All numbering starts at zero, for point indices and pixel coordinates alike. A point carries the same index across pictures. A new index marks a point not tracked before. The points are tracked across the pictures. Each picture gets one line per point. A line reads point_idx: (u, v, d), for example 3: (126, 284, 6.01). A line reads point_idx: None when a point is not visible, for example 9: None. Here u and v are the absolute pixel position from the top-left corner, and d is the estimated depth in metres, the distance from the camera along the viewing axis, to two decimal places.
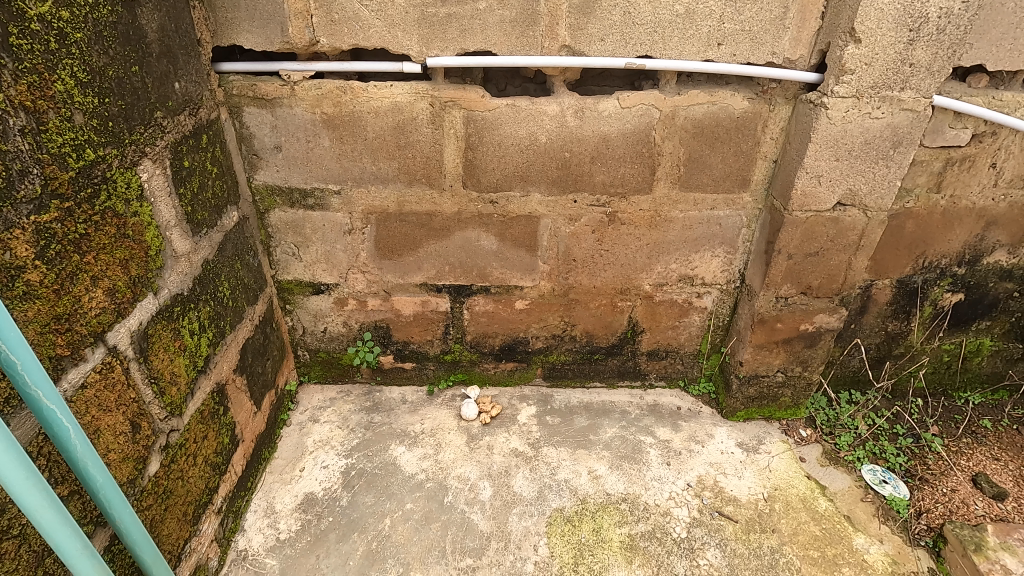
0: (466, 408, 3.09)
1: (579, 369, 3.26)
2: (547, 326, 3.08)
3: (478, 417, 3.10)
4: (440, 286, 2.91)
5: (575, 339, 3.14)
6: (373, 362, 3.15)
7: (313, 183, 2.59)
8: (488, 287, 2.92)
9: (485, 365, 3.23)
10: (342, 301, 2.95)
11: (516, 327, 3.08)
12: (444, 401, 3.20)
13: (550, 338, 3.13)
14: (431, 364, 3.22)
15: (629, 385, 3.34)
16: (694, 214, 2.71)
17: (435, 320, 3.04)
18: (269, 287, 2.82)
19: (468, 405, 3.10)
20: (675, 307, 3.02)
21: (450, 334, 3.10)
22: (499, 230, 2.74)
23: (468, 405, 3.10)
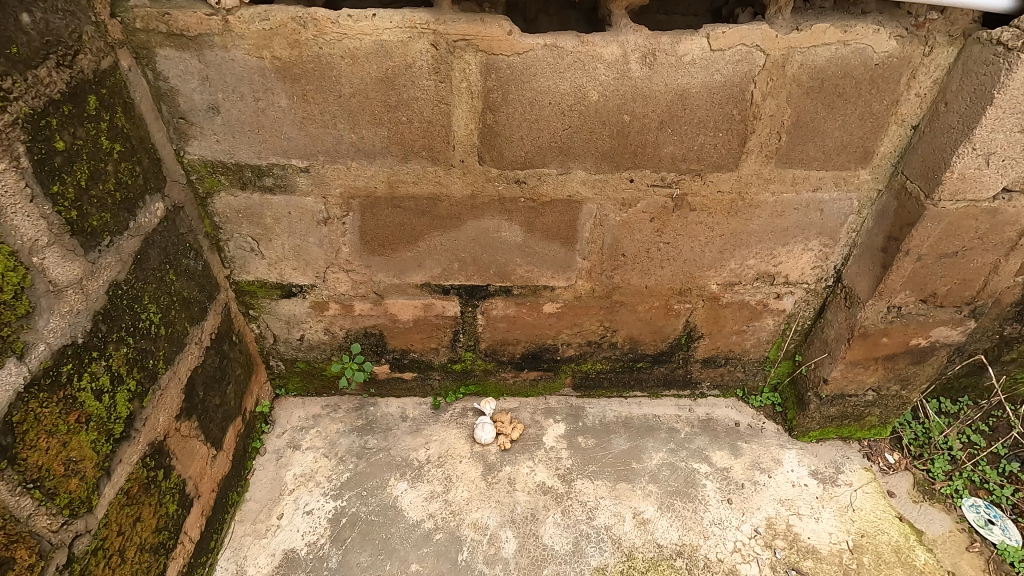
0: (481, 430, 2.52)
1: (618, 378, 2.66)
2: (581, 333, 2.45)
3: (495, 441, 2.54)
4: (448, 287, 2.25)
5: (615, 346, 2.51)
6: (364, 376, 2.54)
7: (269, 158, 1.85)
8: (509, 288, 2.26)
9: (502, 374, 2.62)
10: (321, 305, 2.29)
11: (543, 334, 2.45)
12: (453, 418, 2.63)
13: (583, 345, 2.50)
14: (436, 374, 2.61)
15: (676, 394, 2.76)
16: (790, 197, 2.01)
17: (441, 326, 2.40)
18: (223, 292, 2.15)
19: (483, 426, 2.53)
20: (746, 310, 2.38)
21: (460, 342, 2.47)
22: (527, 218, 2.04)
23: (483, 427, 2.53)
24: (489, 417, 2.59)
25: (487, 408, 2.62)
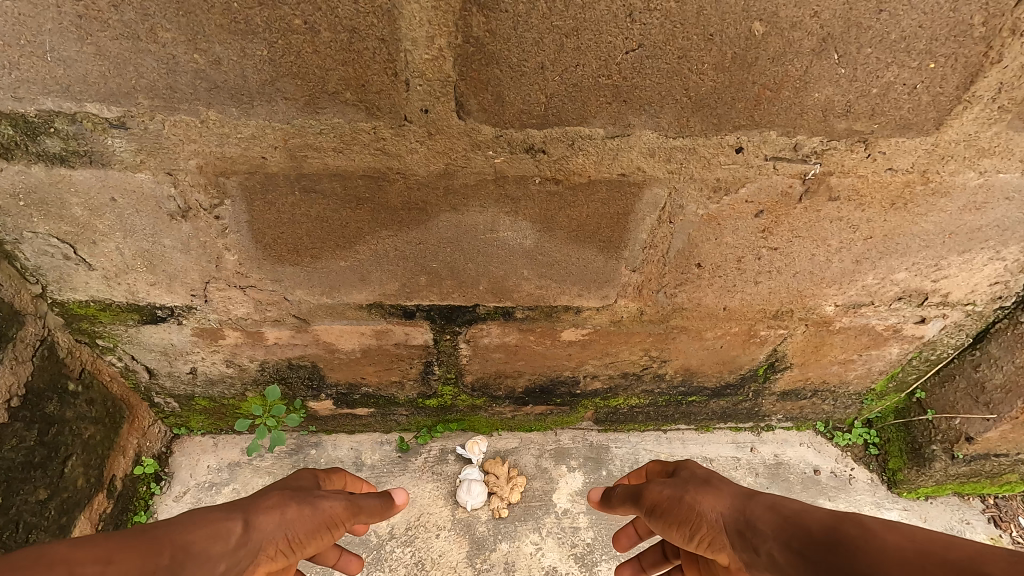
0: (465, 492, 1.78)
1: (658, 412, 1.90)
2: (614, 366, 1.66)
3: (487, 505, 1.81)
4: (412, 308, 1.41)
5: (661, 378, 1.72)
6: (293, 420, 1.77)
7: (38, 101, 0.94)
8: (510, 309, 1.43)
9: (497, 409, 1.85)
10: (211, 332, 1.45)
11: (558, 365, 1.64)
12: (428, 467, 1.88)
13: (616, 377, 1.71)
14: (401, 408, 1.83)
15: (734, 427, 2.00)
16: (1008, 181, 1.14)
17: (404, 357, 1.58)
18: (35, 322, 1.30)
19: (469, 486, 1.79)
20: (865, 336, 1.57)
21: (435, 374, 1.66)
22: (543, 210, 1.17)
23: (469, 487, 1.79)
24: (475, 471, 1.84)
25: (473, 458, 1.87)
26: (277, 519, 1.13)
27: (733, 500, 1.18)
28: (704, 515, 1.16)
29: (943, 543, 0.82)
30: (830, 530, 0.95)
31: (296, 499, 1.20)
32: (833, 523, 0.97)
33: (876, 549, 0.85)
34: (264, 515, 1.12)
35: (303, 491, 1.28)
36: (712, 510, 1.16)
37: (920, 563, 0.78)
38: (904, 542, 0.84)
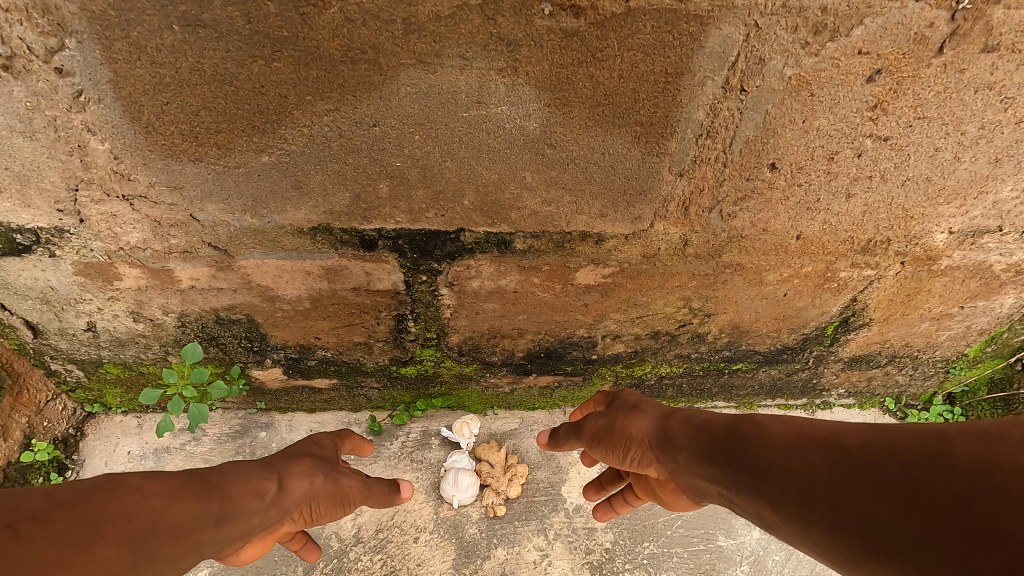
0: (453, 484, 1.40)
1: (692, 385, 1.52)
2: (642, 322, 1.28)
3: (479, 500, 1.44)
4: (372, 234, 1.03)
5: (701, 339, 1.35)
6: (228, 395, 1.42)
7: None
8: (506, 236, 1.04)
9: (491, 381, 1.47)
10: (100, 270, 1.07)
11: (570, 320, 1.26)
12: (405, 454, 1.50)
13: (643, 338, 1.33)
14: (371, 380, 1.45)
15: (784, 405, 1.63)
16: None
17: (368, 308, 1.20)
18: None
19: (457, 476, 1.41)
20: (975, 281, 1.19)
21: (409, 333, 1.28)
22: (554, 68, 0.79)
23: (457, 477, 1.41)
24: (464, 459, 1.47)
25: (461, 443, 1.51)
26: (308, 486, 1.03)
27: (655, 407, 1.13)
28: (634, 437, 1.06)
29: (822, 425, 0.83)
30: (733, 429, 0.92)
31: (325, 466, 1.09)
32: (737, 422, 0.94)
33: (783, 443, 0.81)
34: (299, 473, 1.04)
35: (323, 456, 1.16)
36: (639, 431, 1.06)
37: (803, 450, 0.78)
38: (810, 429, 0.81)
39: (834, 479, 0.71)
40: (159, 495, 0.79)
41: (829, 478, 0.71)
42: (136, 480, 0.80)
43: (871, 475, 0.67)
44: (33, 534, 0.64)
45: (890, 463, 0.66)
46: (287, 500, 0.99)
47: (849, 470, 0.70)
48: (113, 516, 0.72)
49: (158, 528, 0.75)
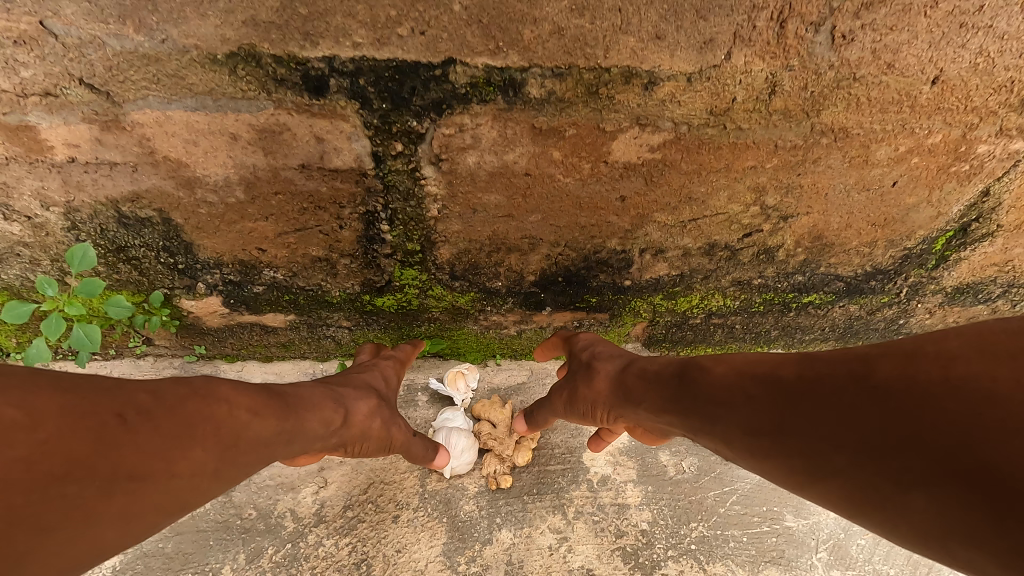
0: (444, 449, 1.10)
1: (746, 326, 1.21)
2: (695, 229, 0.96)
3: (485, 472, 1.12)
4: (320, 66, 0.70)
5: (769, 257, 1.03)
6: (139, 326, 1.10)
7: None
8: (518, 74, 0.71)
9: (494, 318, 1.15)
10: None
11: (600, 225, 0.94)
12: None
13: (694, 254, 1.02)
14: (339, 317, 1.14)
15: None
16: None
17: (325, 200, 0.87)
18: None
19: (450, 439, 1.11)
20: None
21: (385, 243, 0.96)
22: None
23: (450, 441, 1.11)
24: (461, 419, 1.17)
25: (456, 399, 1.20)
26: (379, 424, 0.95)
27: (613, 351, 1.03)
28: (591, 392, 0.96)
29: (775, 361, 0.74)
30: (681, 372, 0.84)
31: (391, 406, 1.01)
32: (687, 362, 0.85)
33: (733, 381, 0.73)
34: (367, 404, 0.94)
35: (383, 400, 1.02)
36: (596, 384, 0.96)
37: (746, 390, 0.70)
38: (758, 361, 0.74)
39: (782, 415, 0.63)
40: (244, 410, 0.71)
41: (777, 417, 0.64)
42: (225, 389, 0.71)
43: (819, 400, 0.59)
44: (137, 433, 0.57)
45: (832, 382, 0.59)
46: (355, 431, 0.90)
47: (794, 400, 0.62)
48: (204, 422, 0.64)
49: (241, 445, 0.68)
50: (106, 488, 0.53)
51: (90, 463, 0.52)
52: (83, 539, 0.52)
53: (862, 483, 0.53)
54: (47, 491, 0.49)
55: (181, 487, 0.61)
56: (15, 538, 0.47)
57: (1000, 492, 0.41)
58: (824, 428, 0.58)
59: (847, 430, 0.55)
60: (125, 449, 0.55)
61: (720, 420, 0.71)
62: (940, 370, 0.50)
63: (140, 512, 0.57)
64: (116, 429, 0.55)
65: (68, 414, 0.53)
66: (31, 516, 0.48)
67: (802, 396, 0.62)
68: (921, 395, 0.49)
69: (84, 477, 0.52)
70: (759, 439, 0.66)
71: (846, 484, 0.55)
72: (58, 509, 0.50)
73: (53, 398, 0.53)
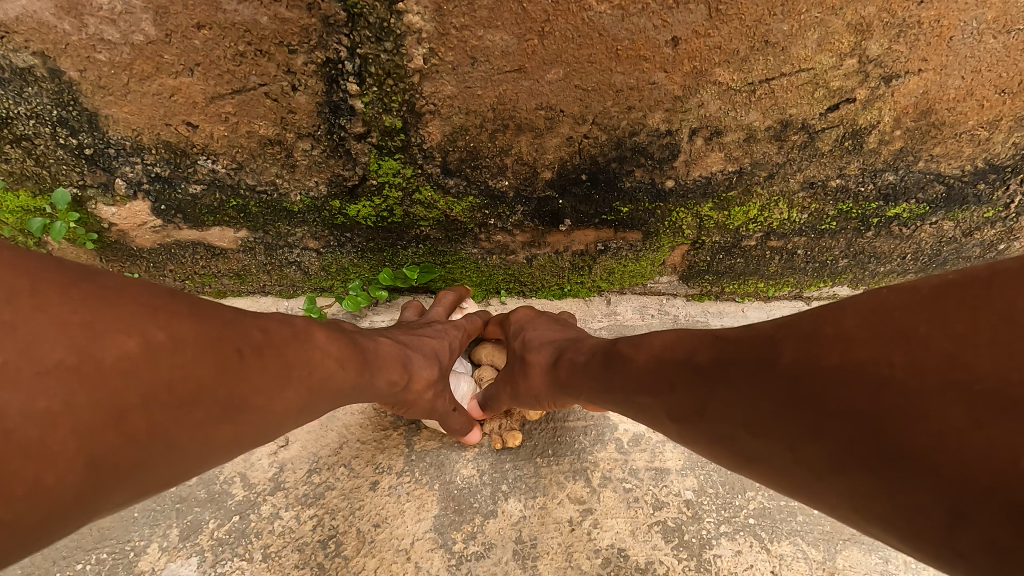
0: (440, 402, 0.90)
1: (812, 253, 0.97)
2: (766, 97, 0.73)
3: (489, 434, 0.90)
4: None
5: (856, 144, 0.79)
6: (41, 236, 0.84)
7: None
8: None
9: (498, 237, 0.91)
10: None
11: (641, 89, 0.71)
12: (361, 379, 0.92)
13: (759, 139, 0.78)
14: (304, 235, 0.89)
15: None
16: None
17: (269, 38, 0.64)
18: None
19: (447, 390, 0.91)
20: None
21: (353, 116, 0.72)
22: None
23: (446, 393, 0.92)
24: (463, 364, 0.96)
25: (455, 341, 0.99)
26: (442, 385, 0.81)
27: (551, 329, 0.85)
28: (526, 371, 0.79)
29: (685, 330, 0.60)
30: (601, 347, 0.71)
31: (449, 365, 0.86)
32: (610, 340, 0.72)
33: (638, 357, 0.62)
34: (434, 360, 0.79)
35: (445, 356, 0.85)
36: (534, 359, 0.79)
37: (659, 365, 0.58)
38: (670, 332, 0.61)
39: (687, 395, 0.52)
40: (333, 358, 0.59)
41: (681, 399, 0.53)
42: (318, 333, 0.59)
43: (728, 375, 0.48)
44: (249, 368, 0.47)
45: (743, 353, 0.47)
46: (415, 396, 0.75)
47: (697, 382, 0.51)
48: (304, 363, 0.54)
49: (335, 391, 0.59)
50: (226, 418, 0.46)
51: (216, 391, 0.44)
52: (195, 465, 0.45)
53: (772, 463, 0.44)
54: (179, 418, 0.41)
55: (277, 423, 0.53)
56: (152, 460, 0.40)
57: (913, 475, 0.32)
58: (728, 412, 0.47)
59: (751, 412, 0.45)
60: (242, 384, 0.46)
61: (635, 399, 0.61)
62: (840, 349, 0.38)
63: (243, 441, 0.49)
64: (236, 361, 0.46)
65: (199, 344, 0.43)
66: (167, 438, 0.41)
67: (704, 375, 0.51)
68: (839, 365, 0.37)
69: (210, 403, 0.44)
70: (671, 423, 0.56)
71: (757, 464, 0.46)
72: (187, 436, 0.42)
73: (183, 313, 0.44)
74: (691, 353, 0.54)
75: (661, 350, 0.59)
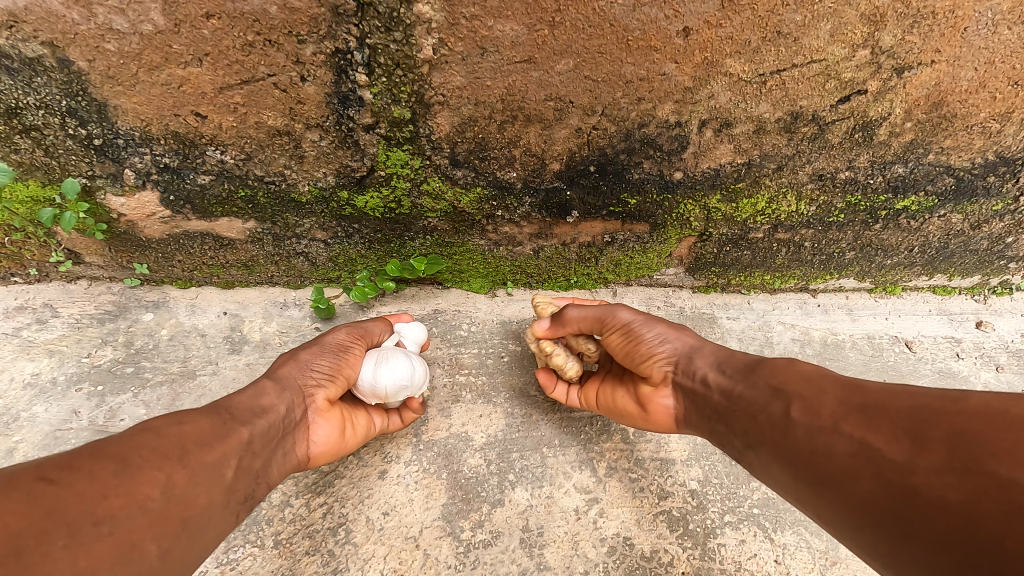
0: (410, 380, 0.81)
1: (820, 246, 0.97)
2: (777, 88, 0.72)
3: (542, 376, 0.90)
4: None
5: (866, 136, 0.79)
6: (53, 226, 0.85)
7: None
8: None
9: (505, 228, 0.91)
10: None
11: (650, 79, 0.71)
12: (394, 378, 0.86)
13: (769, 131, 0.77)
14: (312, 226, 0.90)
15: (943, 287, 1.08)
16: None
17: (277, 29, 0.64)
18: None
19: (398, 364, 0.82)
20: None
21: (362, 107, 0.72)
22: None
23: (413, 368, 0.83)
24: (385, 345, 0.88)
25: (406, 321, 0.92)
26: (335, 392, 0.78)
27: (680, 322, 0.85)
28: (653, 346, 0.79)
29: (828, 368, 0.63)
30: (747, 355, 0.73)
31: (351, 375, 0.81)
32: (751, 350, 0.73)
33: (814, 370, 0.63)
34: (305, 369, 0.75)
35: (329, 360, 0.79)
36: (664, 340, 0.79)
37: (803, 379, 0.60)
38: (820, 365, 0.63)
39: (822, 406, 0.55)
40: (169, 429, 0.55)
41: (817, 394, 0.57)
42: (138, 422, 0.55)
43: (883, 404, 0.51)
44: (71, 480, 0.44)
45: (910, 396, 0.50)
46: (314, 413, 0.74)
47: (848, 402, 0.53)
48: (140, 451, 0.50)
49: (212, 444, 0.56)
50: (101, 531, 0.43)
51: (52, 525, 0.41)
52: None
53: (854, 467, 0.49)
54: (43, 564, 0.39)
55: (180, 489, 0.50)
56: None
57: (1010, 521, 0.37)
58: (863, 426, 0.50)
59: (878, 424, 0.49)
60: (86, 498, 0.44)
61: (751, 389, 0.65)
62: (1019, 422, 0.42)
63: (167, 536, 0.48)
64: (51, 488, 0.43)
65: None
66: None
67: (859, 391, 0.54)
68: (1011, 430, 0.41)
69: (56, 534, 0.41)
70: (781, 422, 0.58)
71: (832, 464, 0.51)
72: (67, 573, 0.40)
73: None
74: (856, 385, 0.56)
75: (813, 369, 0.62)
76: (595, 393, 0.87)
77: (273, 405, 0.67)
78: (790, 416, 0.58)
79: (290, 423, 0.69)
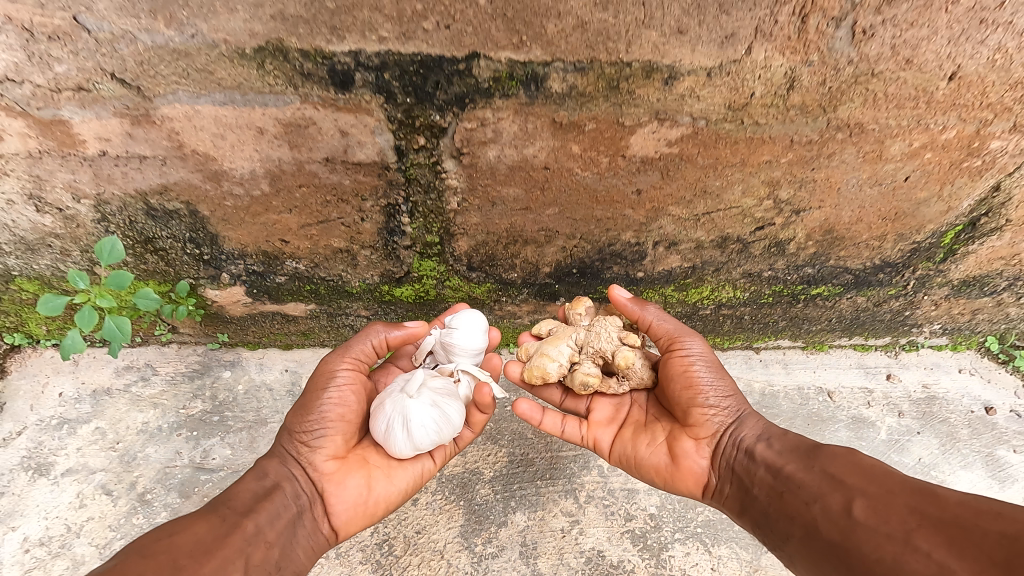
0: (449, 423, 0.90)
1: (757, 317, 1.23)
2: (709, 222, 0.98)
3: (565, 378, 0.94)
4: (344, 59, 0.71)
5: (781, 249, 1.04)
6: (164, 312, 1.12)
7: None
8: (539, 72, 0.73)
9: (509, 308, 1.17)
10: None
11: (615, 218, 0.96)
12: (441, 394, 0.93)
13: (706, 246, 1.03)
14: (359, 307, 1.16)
15: (862, 345, 1.34)
16: None
17: (347, 193, 0.90)
18: None
19: (442, 403, 0.91)
20: None
21: (404, 235, 0.98)
22: None
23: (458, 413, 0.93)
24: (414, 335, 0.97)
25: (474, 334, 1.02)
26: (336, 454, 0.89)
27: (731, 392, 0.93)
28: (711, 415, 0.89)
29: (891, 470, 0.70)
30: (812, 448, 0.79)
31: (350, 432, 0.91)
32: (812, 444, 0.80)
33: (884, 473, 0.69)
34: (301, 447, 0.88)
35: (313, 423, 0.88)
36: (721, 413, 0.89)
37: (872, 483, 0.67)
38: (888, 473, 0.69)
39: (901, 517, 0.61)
40: (158, 549, 0.64)
41: (884, 497, 0.64)
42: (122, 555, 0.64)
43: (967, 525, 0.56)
44: None
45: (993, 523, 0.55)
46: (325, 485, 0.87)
47: (928, 519, 0.59)
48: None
49: (204, 550, 0.66)
50: None
51: None
52: None
53: None
54: None
55: None
56: None
57: None
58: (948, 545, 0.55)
59: (961, 549, 0.54)
60: None
61: (809, 477, 0.74)
62: None
63: None
64: None
65: None
66: None
67: (937, 506, 0.60)
68: None
69: None
70: (852, 523, 0.64)
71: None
72: None
73: None
74: (934, 499, 0.62)
75: (863, 466, 0.71)
76: (608, 443, 0.99)
77: (277, 484, 0.83)
78: (854, 516, 0.64)
79: (302, 505, 0.84)
